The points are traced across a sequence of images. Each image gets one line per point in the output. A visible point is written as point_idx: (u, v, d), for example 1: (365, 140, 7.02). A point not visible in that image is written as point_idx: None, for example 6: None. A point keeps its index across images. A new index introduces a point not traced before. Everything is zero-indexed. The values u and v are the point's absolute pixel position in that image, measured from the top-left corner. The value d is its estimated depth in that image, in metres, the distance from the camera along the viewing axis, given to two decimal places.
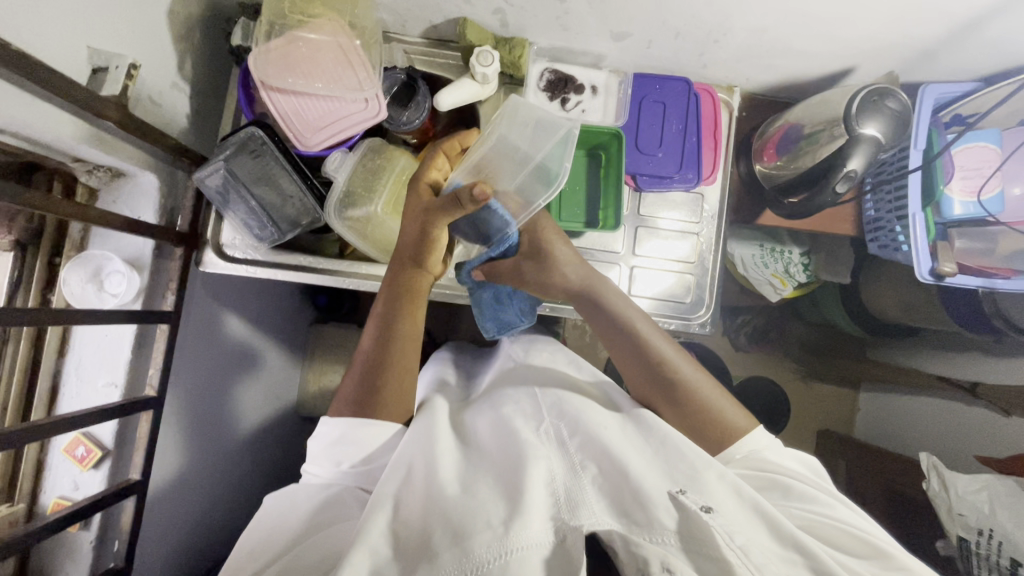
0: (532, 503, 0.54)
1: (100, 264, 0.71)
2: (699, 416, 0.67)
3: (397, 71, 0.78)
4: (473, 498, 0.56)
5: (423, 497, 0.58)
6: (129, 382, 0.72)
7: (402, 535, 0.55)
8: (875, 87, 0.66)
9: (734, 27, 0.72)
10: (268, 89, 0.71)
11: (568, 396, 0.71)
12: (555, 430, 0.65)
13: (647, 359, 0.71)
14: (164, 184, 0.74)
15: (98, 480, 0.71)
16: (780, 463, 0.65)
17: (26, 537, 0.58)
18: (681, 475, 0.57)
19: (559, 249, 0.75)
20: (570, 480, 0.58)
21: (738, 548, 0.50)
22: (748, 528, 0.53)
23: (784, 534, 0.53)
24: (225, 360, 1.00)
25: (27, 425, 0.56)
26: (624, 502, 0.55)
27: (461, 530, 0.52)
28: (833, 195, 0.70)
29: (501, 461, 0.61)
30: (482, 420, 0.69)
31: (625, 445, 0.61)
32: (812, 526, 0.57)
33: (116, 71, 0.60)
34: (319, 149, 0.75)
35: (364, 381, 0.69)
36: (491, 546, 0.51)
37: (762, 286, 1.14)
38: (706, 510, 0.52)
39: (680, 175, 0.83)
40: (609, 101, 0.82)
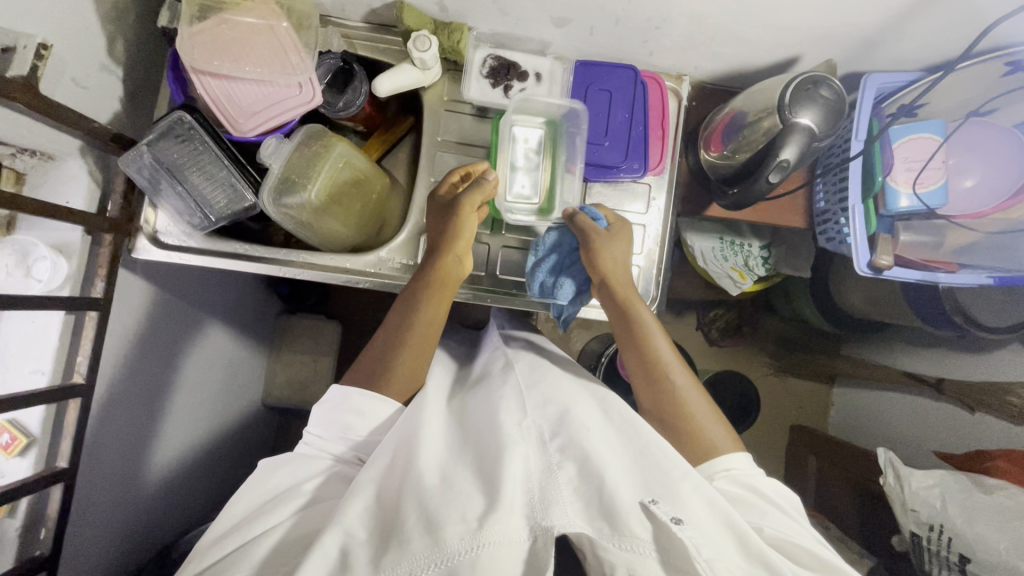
0: (508, 500, 0.53)
1: (26, 250, 0.69)
2: (681, 425, 0.69)
3: (331, 57, 0.76)
4: (452, 490, 0.55)
5: (400, 489, 0.56)
6: (57, 369, 0.71)
7: (370, 530, 0.54)
8: (809, 74, 0.64)
9: (673, 13, 0.71)
10: (198, 73, 0.70)
11: (554, 396, 0.70)
12: (536, 428, 0.64)
13: (650, 367, 0.72)
14: (94, 169, 0.73)
15: (24, 468, 0.70)
16: (770, 494, 0.64)
17: None
18: (658, 484, 0.57)
19: (608, 259, 0.74)
20: (545, 478, 0.57)
21: (705, 561, 0.51)
22: (715, 538, 0.53)
23: (751, 550, 0.54)
24: (183, 349, 1.00)
25: None
26: (596, 505, 0.55)
27: (433, 520, 0.52)
28: (766, 184, 0.68)
29: (487, 457, 0.60)
30: (477, 412, 0.69)
31: (605, 449, 0.60)
32: (782, 547, 0.58)
33: (24, 51, 0.58)
34: (254, 135, 0.74)
35: (382, 358, 0.71)
36: (464, 538, 0.50)
37: (721, 278, 1.11)
38: (676, 521, 0.53)
39: (626, 165, 0.82)
40: (553, 89, 0.81)
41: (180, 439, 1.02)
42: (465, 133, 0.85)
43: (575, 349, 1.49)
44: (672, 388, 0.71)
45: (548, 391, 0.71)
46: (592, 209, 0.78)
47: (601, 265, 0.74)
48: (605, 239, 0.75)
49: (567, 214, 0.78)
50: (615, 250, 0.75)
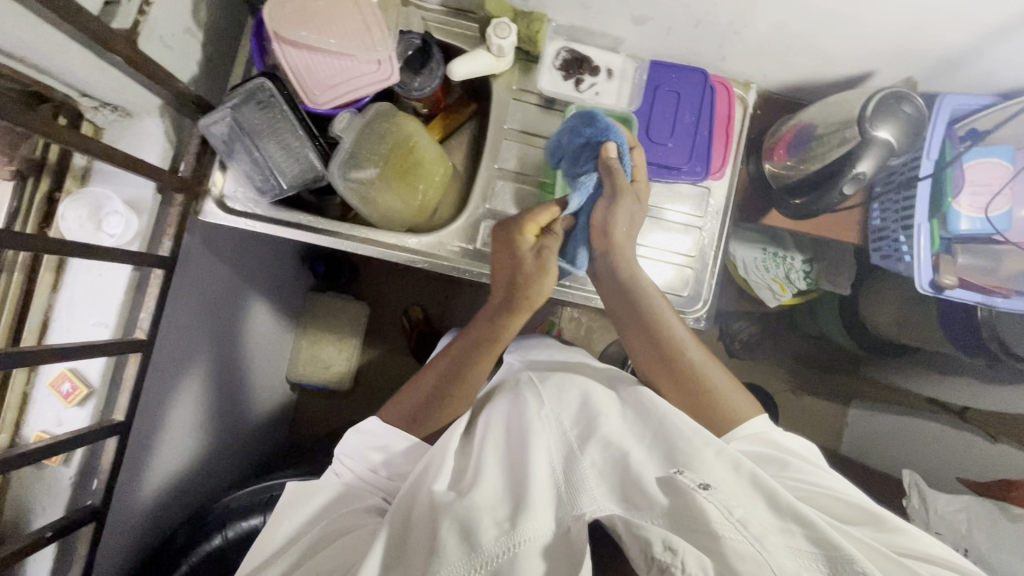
0: (535, 498, 0.55)
1: (101, 202, 0.71)
2: (702, 396, 0.71)
3: (413, 35, 0.76)
4: (473, 496, 0.56)
5: (433, 501, 0.57)
6: (120, 323, 0.72)
7: (410, 547, 0.54)
8: (893, 90, 0.65)
9: (755, 19, 0.71)
10: (281, 41, 0.70)
11: (572, 383, 0.73)
12: (556, 418, 0.67)
13: (660, 343, 0.74)
14: (170, 130, 0.73)
15: (82, 417, 0.71)
16: (784, 443, 0.68)
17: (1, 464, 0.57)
18: (679, 458, 0.59)
19: (624, 225, 0.74)
20: (569, 466, 0.59)
21: (737, 520, 0.50)
22: (745, 500, 0.54)
23: (782, 507, 0.53)
24: (230, 316, 1.03)
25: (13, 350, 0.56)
26: (625, 489, 0.55)
27: (466, 526, 0.52)
28: (840, 195, 0.73)
29: (512, 459, 0.61)
30: (491, 412, 0.71)
31: (625, 436, 0.63)
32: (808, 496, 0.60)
33: (127, 4, 0.58)
34: (329, 107, 0.75)
35: (426, 400, 0.72)
36: (499, 540, 0.51)
37: (760, 288, 1.12)
38: (703, 487, 0.53)
39: (688, 167, 0.83)
40: (624, 86, 0.82)
41: (214, 405, 1.04)
42: (529, 122, 0.85)
43: (599, 350, 1.49)
44: (687, 362, 0.72)
45: (565, 387, 0.72)
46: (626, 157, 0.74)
47: (614, 230, 0.74)
48: (630, 201, 0.74)
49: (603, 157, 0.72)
50: (631, 211, 0.74)
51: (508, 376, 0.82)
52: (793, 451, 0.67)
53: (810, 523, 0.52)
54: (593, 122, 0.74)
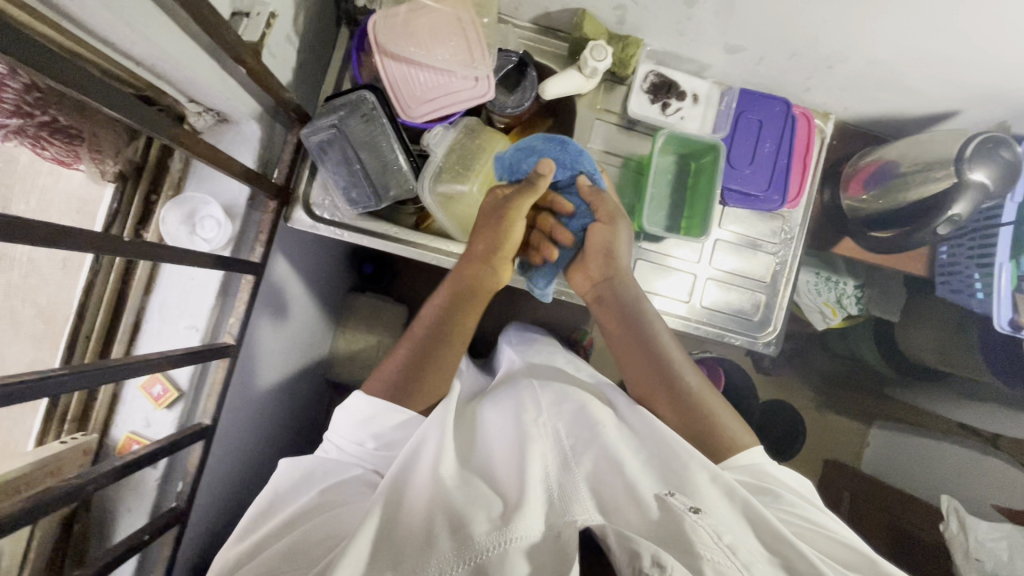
0: (531, 501, 0.55)
1: (196, 207, 0.71)
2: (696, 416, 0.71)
3: (511, 53, 0.77)
4: (470, 493, 0.57)
5: (428, 495, 0.57)
6: (210, 327, 0.72)
7: (401, 535, 0.53)
8: (992, 134, 0.69)
9: (854, 56, 0.72)
10: (383, 54, 0.71)
11: (569, 391, 0.75)
12: (554, 427, 0.67)
13: (652, 355, 0.75)
14: (265, 136, 0.73)
15: (170, 421, 0.71)
16: (779, 477, 0.67)
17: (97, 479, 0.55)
18: (674, 479, 0.60)
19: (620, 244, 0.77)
20: (564, 475, 0.60)
21: (726, 546, 0.51)
22: (736, 528, 0.55)
23: (769, 537, 0.54)
24: (292, 320, 1.04)
25: (102, 363, 0.50)
26: (616, 502, 0.57)
27: (459, 521, 0.53)
28: (931, 233, 0.77)
29: (504, 465, 0.62)
30: (492, 416, 0.73)
31: (623, 446, 0.64)
32: (804, 535, 0.59)
33: (257, 18, 0.58)
34: (420, 121, 0.76)
35: (408, 372, 0.70)
36: (490, 535, 0.51)
37: (811, 312, 1.14)
38: (695, 510, 0.54)
39: (766, 195, 0.84)
40: (708, 112, 0.83)
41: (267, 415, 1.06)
42: (609, 142, 0.86)
43: None
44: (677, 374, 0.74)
45: (562, 395, 0.74)
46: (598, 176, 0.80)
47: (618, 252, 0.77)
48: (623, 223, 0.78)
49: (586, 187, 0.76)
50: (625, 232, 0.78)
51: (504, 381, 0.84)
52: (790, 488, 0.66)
53: (798, 561, 0.53)
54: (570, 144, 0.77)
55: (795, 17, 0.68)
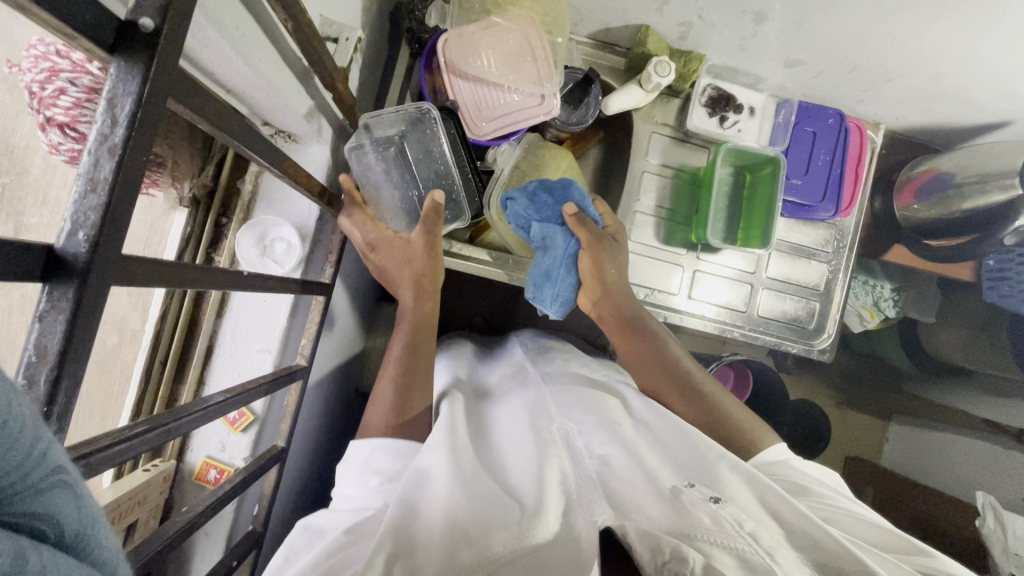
0: (549, 499, 0.49)
1: (268, 229, 0.71)
2: (721, 423, 0.64)
3: (577, 70, 0.78)
4: (479, 493, 0.50)
5: (443, 500, 0.49)
6: (282, 350, 0.72)
7: (417, 546, 0.45)
8: None
9: (915, 69, 0.74)
10: (451, 73, 0.72)
11: (582, 394, 0.67)
12: (568, 434, 0.60)
13: (665, 359, 0.69)
14: (332, 156, 0.73)
15: (245, 444, 0.70)
16: (805, 472, 0.60)
17: (201, 513, 0.54)
18: (693, 472, 0.54)
19: (610, 271, 0.73)
20: (582, 483, 0.53)
21: (748, 534, 0.46)
22: (757, 515, 0.49)
23: (795, 530, 0.48)
24: (338, 334, 1.04)
25: (156, 419, 0.41)
26: (634, 497, 0.51)
27: (475, 529, 0.46)
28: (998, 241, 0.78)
29: (518, 469, 0.56)
30: (505, 419, 0.65)
31: (638, 442, 0.57)
32: (836, 520, 0.53)
33: (346, 43, 0.58)
34: (485, 139, 0.76)
35: (397, 412, 0.62)
36: (510, 542, 0.45)
37: (849, 315, 1.16)
38: (715, 500, 0.48)
39: (821, 205, 0.85)
40: (764, 124, 0.84)
41: (315, 432, 1.05)
42: (666, 155, 0.86)
43: None
44: (692, 382, 0.67)
45: (571, 396, 0.67)
46: (580, 190, 0.74)
47: (610, 275, 0.73)
48: (610, 245, 0.74)
49: (574, 216, 0.71)
50: (615, 257, 0.75)
51: (511, 383, 0.75)
52: (817, 479, 0.60)
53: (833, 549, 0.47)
54: (563, 183, 0.74)
55: (863, 33, 0.70)
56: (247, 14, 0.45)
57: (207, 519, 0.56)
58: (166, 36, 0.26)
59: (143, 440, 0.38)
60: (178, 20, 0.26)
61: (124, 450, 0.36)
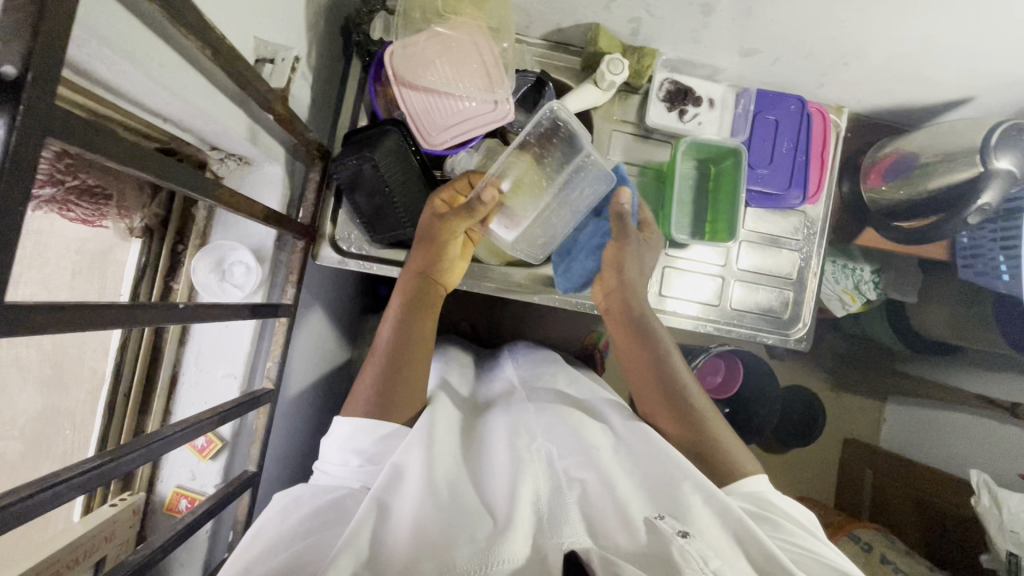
0: (518, 519, 0.50)
1: (225, 253, 0.70)
2: (700, 443, 0.62)
3: (527, 72, 0.77)
4: (455, 509, 0.51)
5: (411, 513, 0.51)
6: (247, 374, 0.71)
7: (381, 564, 0.47)
8: (1014, 120, 0.69)
9: (869, 51, 0.73)
10: (401, 85, 0.71)
11: (568, 410, 0.67)
12: (548, 447, 0.60)
13: (664, 364, 0.67)
14: (286, 175, 0.72)
15: (216, 472, 0.70)
16: (782, 506, 0.58)
17: (168, 543, 0.54)
18: (665, 498, 0.54)
19: (629, 264, 0.73)
20: (554, 499, 0.53)
21: (712, 572, 0.46)
22: (723, 552, 0.49)
23: (764, 564, 0.49)
24: (316, 351, 1.03)
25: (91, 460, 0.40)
26: (606, 525, 0.52)
27: (439, 545, 0.47)
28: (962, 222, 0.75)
29: (495, 486, 0.56)
30: (499, 431, 0.64)
31: (615, 466, 0.58)
32: (801, 563, 0.51)
33: (281, 63, 0.58)
34: (441, 148, 0.76)
35: (382, 387, 0.63)
36: (472, 560, 0.46)
37: (831, 301, 1.15)
38: (683, 535, 0.49)
39: (787, 193, 0.84)
40: (725, 115, 0.83)
41: (299, 452, 1.04)
42: (629, 153, 0.85)
43: None
44: (685, 398, 0.65)
45: (554, 412, 0.66)
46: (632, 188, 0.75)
47: (629, 271, 0.73)
48: (637, 244, 0.74)
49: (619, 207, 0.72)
50: (640, 256, 0.74)
51: (501, 395, 0.75)
52: (796, 518, 0.57)
53: None
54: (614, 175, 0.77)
55: (811, 19, 0.69)
56: (167, 44, 0.45)
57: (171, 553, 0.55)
58: (32, 81, 0.25)
59: (69, 485, 0.38)
60: (47, 64, 0.26)
61: (43, 498, 0.36)
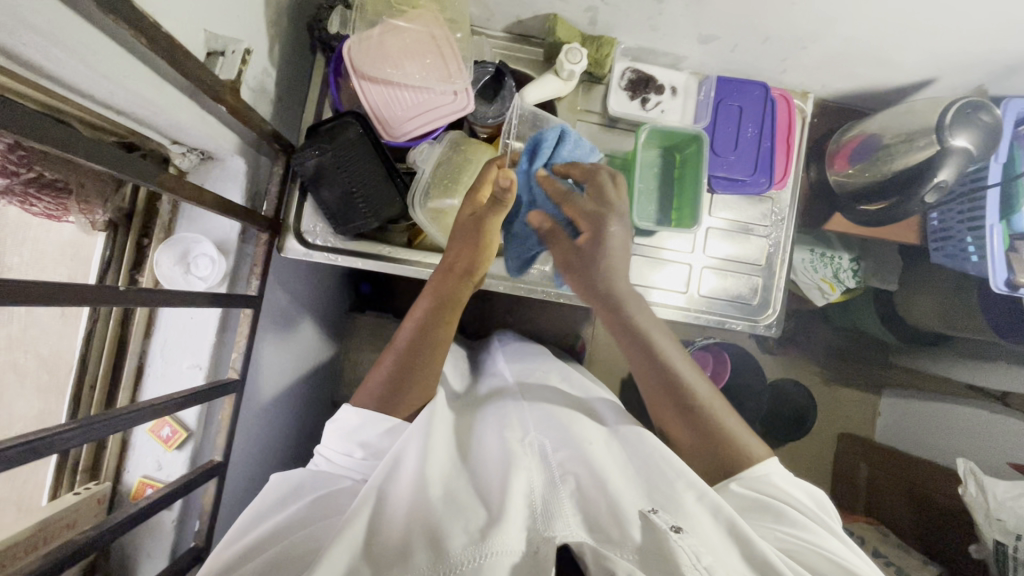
0: (513, 511, 0.50)
1: (189, 246, 0.71)
2: (711, 443, 0.63)
3: (486, 64, 0.78)
4: (454, 504, 0.52)
5: (409, 505, 0.53)
6: (212, 364, 0.72)
7: (376, 551, 0.48)
8: (969, 99, 0.69)
9: (825, 33, 0.73)
10: (360, 78, 0.72)
11: (557, 411, 0.68)
12: (540, 446, 0.61)
13: (668, 375, 0.67)
14: (250, 169, 0.73)
15: (181, 462, 0.71)
16: (787, 492, 0.59)
17: (120, 523, 0.55)
18: (659, 495, 0.54)
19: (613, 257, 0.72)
20: (548, 493, 0.54)
21: (703, 568, 0.46)
22: (716, 546, 0.49)
23: (760, 563, 0.48)
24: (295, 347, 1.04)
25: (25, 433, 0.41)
26: (599, 519, 0.51)
27: (436, 534, 0.48)
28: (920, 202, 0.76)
29: (490, 483, 0.56)
30: (490, 433, 0.64)
31: (607, 462, 0.59)
32: (795, 554, 0.53)
33: (232, 56, 0.59)
34: (404, 140, 0.77)
35: (394, 379, 0.65)
36: (467, 549, 0.46)
37: (810, 290, 1.14)
38: (675, 530, 0.49)
39: (752, 179, 0.84)
40: (688, 102, 0.84)
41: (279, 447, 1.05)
42: (594, 143, 0.86)
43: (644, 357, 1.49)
44: (698, 404, 0.65)
45: (547, 416, 0.67)
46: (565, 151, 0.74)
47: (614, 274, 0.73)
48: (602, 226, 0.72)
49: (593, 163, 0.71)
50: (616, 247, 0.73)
51: (493, 393, 0.76)
52: (799, 504, 0.58)
53: None
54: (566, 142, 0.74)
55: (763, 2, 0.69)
56: (99, 34, 0.46)
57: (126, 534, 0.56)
58: None
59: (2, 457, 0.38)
60: None
61: None
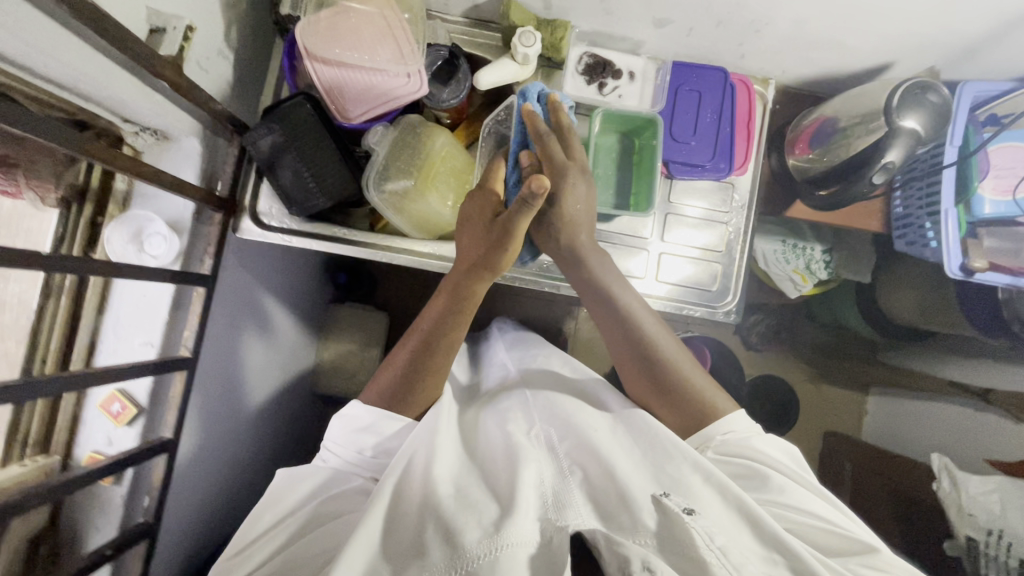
0: (524, 501, 0.50)
1: (143, 225, 0.72)
2: (685, 403, 0.65)
3: (440, 47, 0.79)
4: (466, 496, 0.53)
5: (423, 498, 0.53)
6: (164, 341, 0.73)
7: (393, 550, 0.50)
8: (919, 80, 0.68)
9: (777, 17, 0.73)
10: (313, 59, 0.72)
11: (558, 398, 0.69)
12: (544, 435, 0.61)
13: (632, 333, 0.69)
14: (205, 149, 0.74)
15: (132, 437, 0.72)
16: (770, 454, 0.61)
17: (62, 485, 0.57)
18: (667, 478, 0.54)
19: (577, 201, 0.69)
20: (558, 484, 0.54)
21: (718, 548, 0.45)
22: (727, 526, 0.49)
23: (768, 535, 0.48)
24: None
25: None
26: (608, 506, 0.51)
27: (452, 528, 0.49)
28: (869, 184, 0.73)
29: (496, 472, 0.56)
30: (492, 419, 0.66)
31: (613, 446, 0.58)
32: (797, 527, 0.54)
33: (173, 32, 0.61)
34: (358, 122, 0.78)
35: (406, 377, 0.65)
36: (483, 543, 0.47)
37: (782, 281, 1.14)
38: (688, 511, 0.48)
39: (711, 164, 0.84)
40: (646, 87, 0.83)
41: None
42: None
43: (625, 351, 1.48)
44: (662, 361, 0.67)
45: (553, 404, 0.67)
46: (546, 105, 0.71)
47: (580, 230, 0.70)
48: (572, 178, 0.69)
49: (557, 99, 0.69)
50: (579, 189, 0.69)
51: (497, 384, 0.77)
52: (785, 467, 0.60)
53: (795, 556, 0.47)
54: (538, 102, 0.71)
55: None
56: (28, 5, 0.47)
57: (73, 492, 0.58)
58: None
59: None
60: None
61: None
